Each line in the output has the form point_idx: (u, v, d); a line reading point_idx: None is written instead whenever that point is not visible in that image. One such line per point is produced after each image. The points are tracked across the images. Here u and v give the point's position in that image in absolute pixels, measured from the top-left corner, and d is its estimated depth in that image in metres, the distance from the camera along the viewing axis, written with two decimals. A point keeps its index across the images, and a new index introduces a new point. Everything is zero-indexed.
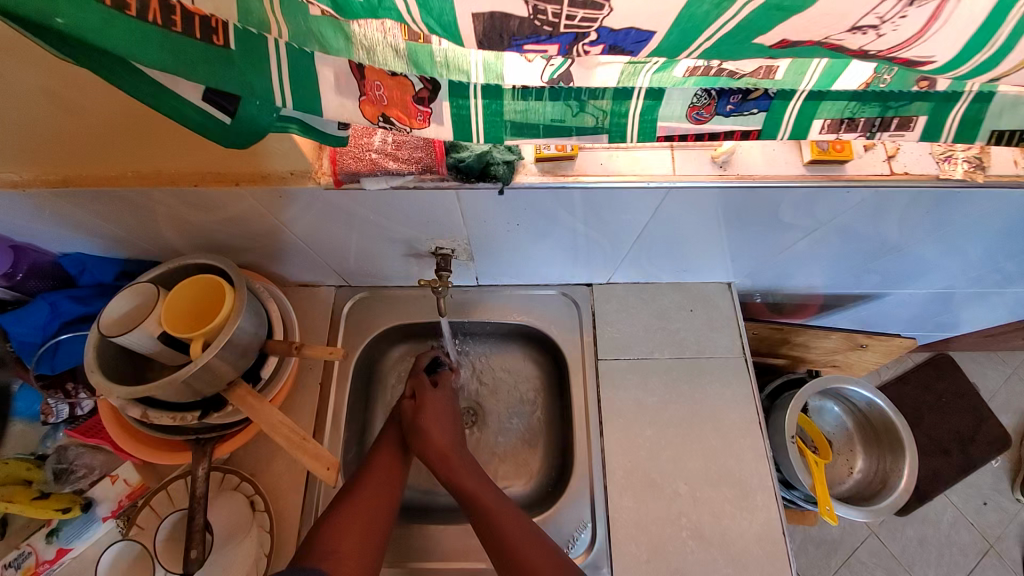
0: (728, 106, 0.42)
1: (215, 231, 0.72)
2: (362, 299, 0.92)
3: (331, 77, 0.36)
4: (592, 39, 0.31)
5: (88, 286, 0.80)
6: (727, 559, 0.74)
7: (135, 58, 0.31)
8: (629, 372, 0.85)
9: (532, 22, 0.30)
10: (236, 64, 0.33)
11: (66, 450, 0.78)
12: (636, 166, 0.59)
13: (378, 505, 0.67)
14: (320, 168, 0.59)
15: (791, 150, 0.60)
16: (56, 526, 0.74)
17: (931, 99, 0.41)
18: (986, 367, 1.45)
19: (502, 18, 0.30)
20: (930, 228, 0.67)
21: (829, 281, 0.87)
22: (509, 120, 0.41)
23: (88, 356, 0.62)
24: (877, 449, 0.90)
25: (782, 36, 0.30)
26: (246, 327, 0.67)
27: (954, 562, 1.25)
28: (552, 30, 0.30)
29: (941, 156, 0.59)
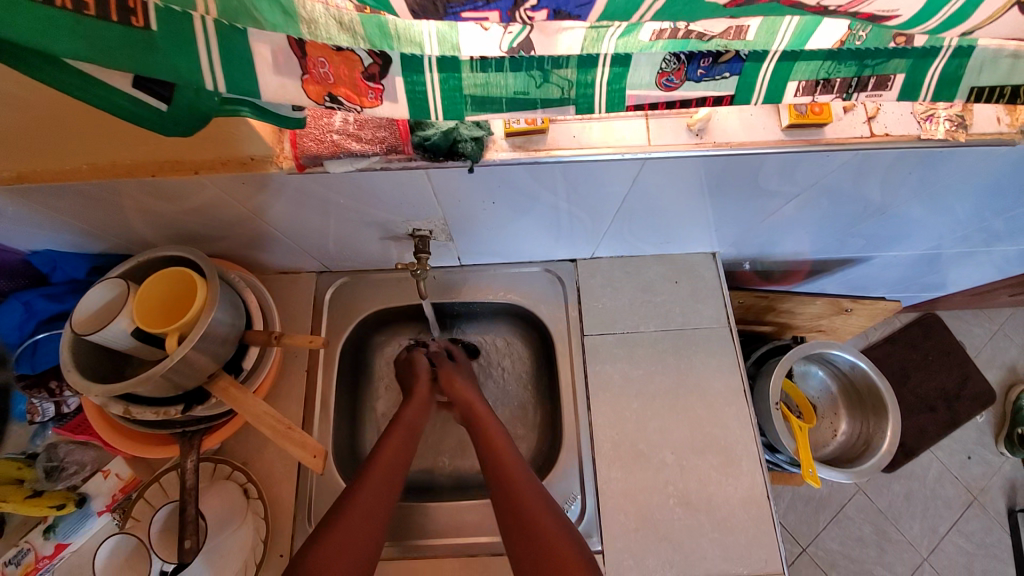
0: (699, 71, 0.40)
1: (184, 221, 0.70)
2: (344, 284, 0.91)
3: (269, 56, 0.34)
4: (533, 4, 0.30)
5: (62, 283, 0.77)
6: (714, 524, 0.76)
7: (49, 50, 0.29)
8: (616, 346, 0.85)
9: None
10: (159, 48, 0.31)
11: (56, 447, 0.77)
12: (611, 138, 0.57)
13: (376, 508, 0.64)
14: (282, 153, 0.57)
15: (769, 114, 0.58)
16: (55, 522, 0.74)
17: (909, 56, 0.39)
18: (972, 325, 1.46)
19: None
20: (916, 188, 0.66)
21: (814, 247, 0.86)
22: (469, 95, 0.39)
23: (63, 355, 0.61)
24: (860, 411, 0.92)
25: None
26: (222, 319, 0.66)
27: (938, 513, 1.29)
28: None
29: (923, 115, 0.57)
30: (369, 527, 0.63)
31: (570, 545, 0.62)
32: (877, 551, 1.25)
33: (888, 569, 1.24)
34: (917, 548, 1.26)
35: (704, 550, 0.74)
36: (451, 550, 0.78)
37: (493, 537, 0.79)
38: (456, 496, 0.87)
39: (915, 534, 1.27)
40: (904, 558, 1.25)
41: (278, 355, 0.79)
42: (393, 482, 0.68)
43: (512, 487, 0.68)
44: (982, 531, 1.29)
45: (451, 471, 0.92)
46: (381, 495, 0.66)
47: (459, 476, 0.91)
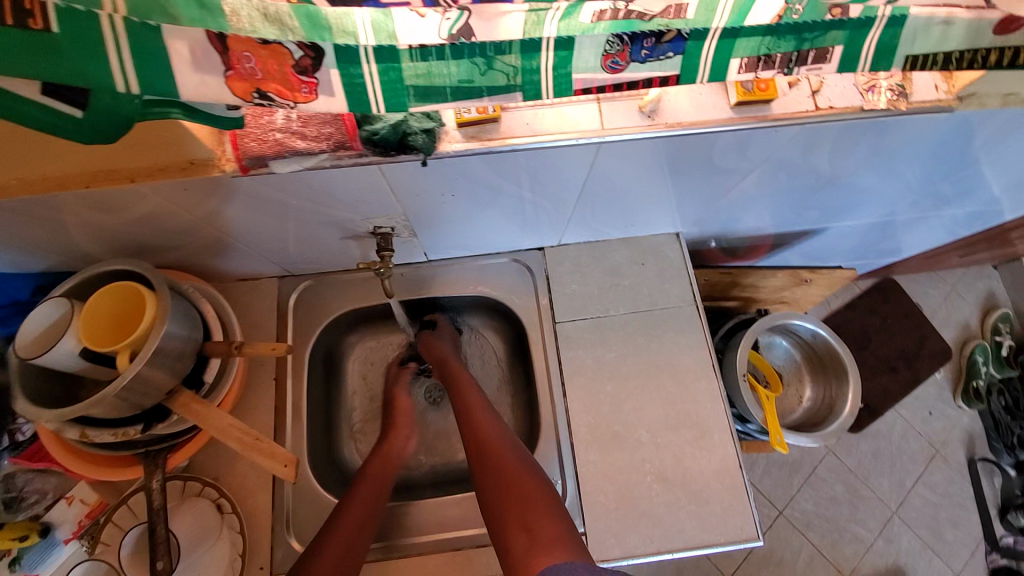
0: (643, 52, 0.40)
1: (130, 233, 0.67)
2: (308, 288, 0.88)
3: (186, 51, 0.32)
4: None
5: (5, 306, 0.73)
6: (691, 496, 0.77)
7: None
8: (588, 331, 0.86)
9: None
10: (62, 51, 0.29)
11: (13, 478, 0.72)
12: (564, 123, 0.57)
13: (369, 509, 0.68)
14: (223, 155, 0.54)
15: (717, 93, 0.58)
16: (18, 554, 0.70)
17: (846, 28, 0.40)
18: (927, 287, 1.53)
19: None
20: (865, 157, 0.68)
21: (774, 221, 0.88)
22: (411, 85, 0.38)
23: (7, 383, 0.58)
24: (824, 377, 0.95)
25: None
26: (176, 332, 0.63)
27: (904, 468, 1.36)
28: None
29: (865, 86, 0.59)
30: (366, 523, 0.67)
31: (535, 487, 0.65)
32: (849, 508, 1.31)
33: (860, 524, 1.30)
34: (886, 503, 1.32)
35: (682, 522, 0.76)
36: (434, 546, 0.78)
37: (476, 529, 0.79)
38: (438, 492, 0.87)
39: (883, 489, 1.33)
40: (874, 513, 1.31)
41: (242, 365, 0.76)
42: (383, 483, 0.73)
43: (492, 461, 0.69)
44: (944, 481, 1.36)
45: (432, 468, 0.92)
46: (372, 495, 0.70)
47: (440, 471, 0.91)
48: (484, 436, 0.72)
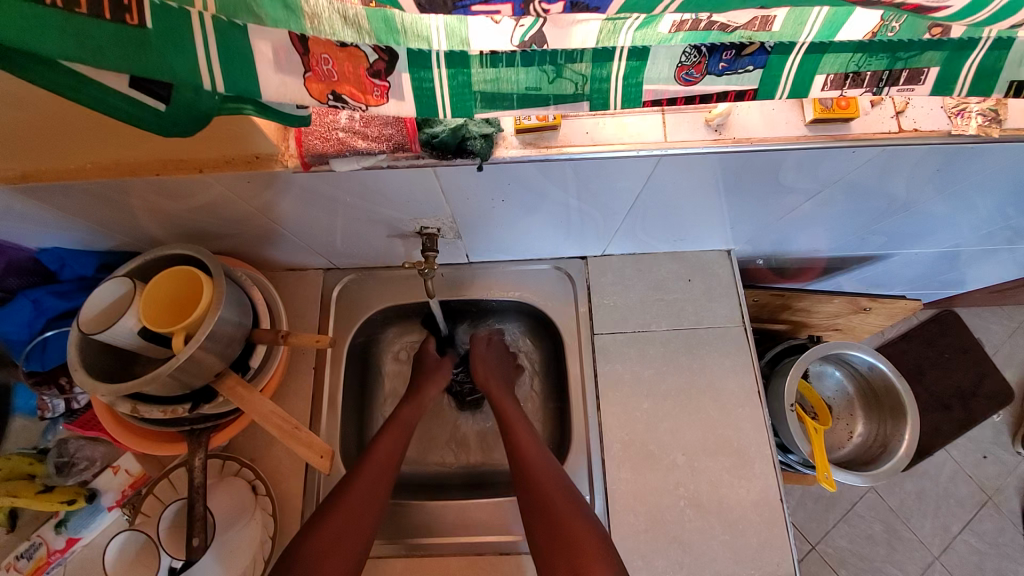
0: (721, 65, 0.38)
1: (191, 219, 0.69)
2: (351, 282, 0.90)
3: (269, 53, 0.32)
4: None
5: (71, 281, 0.77)
6: (725, 526, 0.74)
7: (34, 50, 0.28)
8: (626, 345, 0.84)
9: None
10: (153, 46, 0.29)
11: (66, 443, 0.78)
12: (625, 134, 0.55)
13: (370, 509, 0.65)
14: (286, 151, 0.55)
15: (792, 109, 0.55)
16: (66, 517, 0.74)
17: (944, 49, 0.37)
18: (991, 322, 1.42)
19: None
20: (939, 186, 0.63)
21: (832, 244, 0.84)
22: (478, 91, 0.37)
23: (70, 354, 0.61)
24: (878, 414, 0.89)
25: None
26: (229, 318, 0.65)
27: (951, 512, 1.27)
28: None
29: (953, 110, 0.54)
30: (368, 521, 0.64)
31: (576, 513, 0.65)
32: (887, 549, 1.23)
33: (899, 567, 1.22)
34: (928, 546, 1.24)
35: (714, 552, 0.73)
36: (458, 549, 0.78)
37: (502, 536, 0.78)
38: (461, 494, 0.86)
39: (927, 533, 1.25)
40: (915, 557, 1.23)
41: (286, 353, 0.78)
42: (387, 477, 0.69)
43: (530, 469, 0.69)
44: (998, 531, 1.26)
45: (455, 467, 0.92)
46: (375, 493, 0.66)
47: (467, 473, 0.91)
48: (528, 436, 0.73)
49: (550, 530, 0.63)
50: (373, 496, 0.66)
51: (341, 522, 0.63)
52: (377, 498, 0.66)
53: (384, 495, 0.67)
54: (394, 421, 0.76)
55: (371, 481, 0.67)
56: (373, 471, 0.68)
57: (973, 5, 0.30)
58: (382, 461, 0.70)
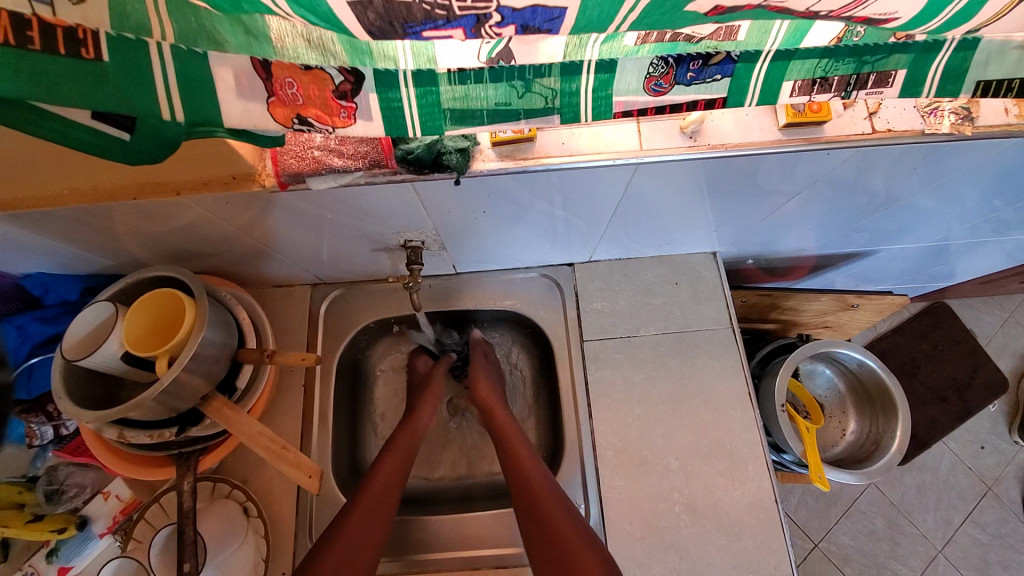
0: (689, 74, 0.38)
1: (175, 240, 0.69)
2: (340, 297, 0.90)
3: (231, 80, 0.33)
4: (497, 20, 0.30)
5: (55, 305, 0.76)
6: (722, 530, 0.74)
7: None
8: (616, 350, 0.84)
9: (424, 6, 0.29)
10: (110, 79, 0.29)
11: (55, 470, 0.76)
12: (601, 143, 0.56)
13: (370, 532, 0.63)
14: (263, 171, 0.55)
15: (765, 113, 0.56)
16: (56, 546, 0.74)
17: (910, 51, 0.37)
18: (981, 313, 1.43)
19: (388, 4, 0.28)
20: (921, 180, 0.64)
21: (819, 243, 0.84)
22: (448, 108, 0.37)
23: (53, 383, 0.60)
24: (870, 410, 0.90)
25: (714, 2, 0.29)
26: (212, 338, 0.65)
27: (951, 505, 1.27)
28: (447, 14, 0.29)
29: (926, 109, 0.55)
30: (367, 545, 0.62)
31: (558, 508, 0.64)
32: (890, 545, 1.23)
33: (902, 563, 1.22)
34: (930, 540, 1.23)
35: (711, 557, 0.73)
36: (456, 563, 0.77)
37: (497, 548, 0.78)
38: (460, 505, 0.86)
39: (928, 526, 1.25)
40: (917, 551, 1.23)
41: (273, 372, 0.78)
42: (387, 505, 0.67)
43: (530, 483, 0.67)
44: (997, 522, 1.26)
45: (450, 482, 0.91)
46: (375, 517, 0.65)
47: (460, 485, 0.90)
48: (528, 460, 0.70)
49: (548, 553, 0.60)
50: (375, 518, 0.65)
51: (348, 547, 0.61)
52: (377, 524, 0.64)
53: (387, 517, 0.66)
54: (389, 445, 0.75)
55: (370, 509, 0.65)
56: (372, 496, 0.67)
57: (926, 12, 0.30)
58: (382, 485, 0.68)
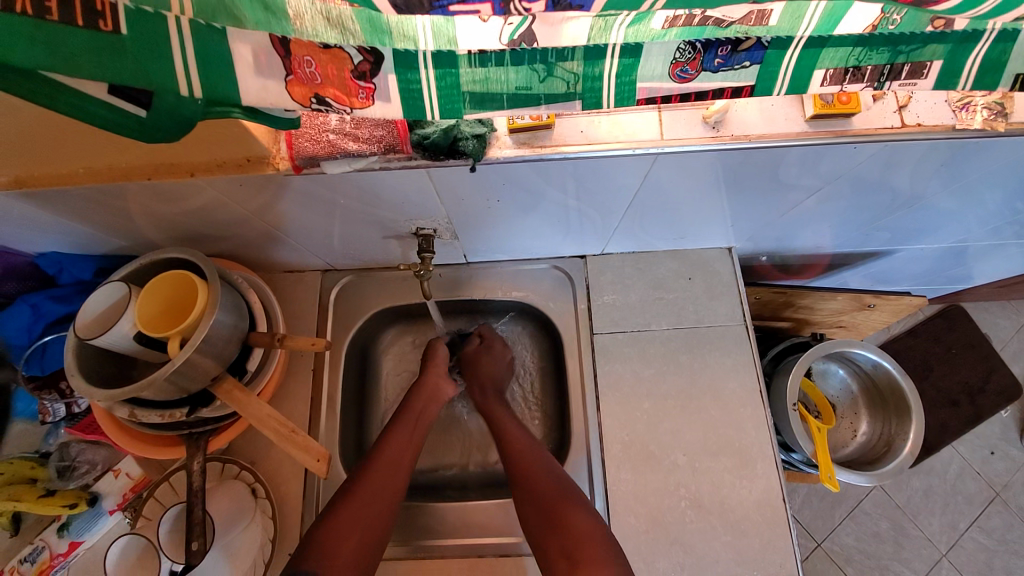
0: (717, 61, 0.37)
1: (187, 222, 0.69)
2: (350, 283, 0.90)
3: (250, 56, 0.32)
4: None
5: (69, 284, 0.77)
6: (728, 527, 0.73)
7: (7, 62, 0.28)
8: (626, 345, 0.83)
9: None
10: (128, 52, 0.29)
11: (68, 446, 0.77)
12: (620, 131, 0.55)
13: (376, 505, 0.64)
14: (277, 154, 0.55)
15: (791, 105, 0.54)
16: (67, 521, 0.74)
17: (948, 41, 0.35)
18: (999, 317, 1.40)
19: None
20: (946, 180, 0.62)
21: (836, 241, 0.82)
22: (467, 91, 0.37)
23: (68, 360, 0.60)
24: (882, 412, 0.88)
25: None
26: (224, 321, 0.65)
27: (960, 510, 1.25)
28: None
29: (958, 103, 0.53)
30: (376, 521, 0.63)
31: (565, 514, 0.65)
32: (895, 547, 1.22)
33: (908, 566, 1.21)
34: (936, 545, 1.22)
35: (716, 553, 0.73)
36: (460, 551, 0.77)
37: (500, 538, 0.78)
38: (465, 494, 0.86)
39: (936, 530, 1.23)
40: (923, 555, 1.22)
41: (283, 356, 0.78)
42: (390, 482, 0.67)
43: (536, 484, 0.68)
44: (1006, 528, 1.25)
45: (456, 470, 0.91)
46: (380, 494, 0.65)
47: (466, 474, 0.90)
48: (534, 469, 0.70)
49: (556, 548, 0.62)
50: (379, 494, 0.65)
51: (352, 538, 0.61)
52: (379, 513, 0.64)
53: (392, 495, 0.66)
54: (393, 432, 0.73)
55: (376, 484, 0.66)
56: (375, 480, 0.66)
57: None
58: (382, 473, 0.67)
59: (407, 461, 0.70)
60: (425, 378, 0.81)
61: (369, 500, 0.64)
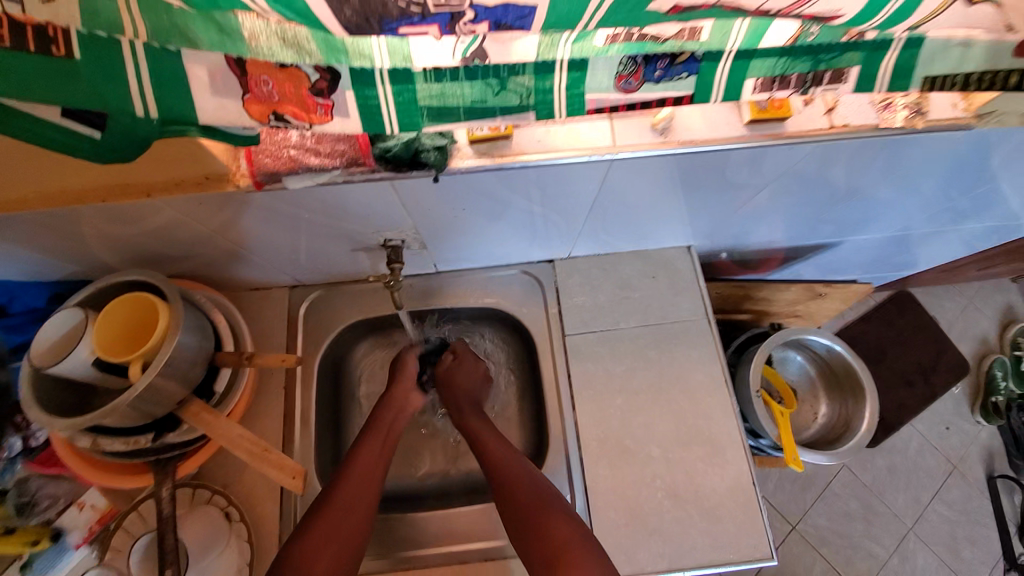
0: (657, 72, 0.40)
1: (146, 243, 0.67)
2: (318, 298, 0.89)
3: (205, 77, 0.33)
4: (470, 17, 0.31)
5: (21, 313, 0.73)
6: (703, 514, 0.76)
7: None
8: (597, 344, 0.85)
9: (400, 4, 0.30)
10: (82, 76, 0.29)
11: (26, 483, 0.73)
12: (576, 140, 0.57)
13: (352, 519, 0.64)
14: (237, 170, 0.55)
15: (731, 110, 0.58)
16: (29, 559, 0.71)
17: (862, 49, 0.39)
18: (943, 299, 1.50)
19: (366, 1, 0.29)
20: (881, 171, 0.67)
21: (787, 235, 0.87)
22: (425, 106, 0.38)
23: (24, 391, 0.58)
24: (839, 393, 0.94)
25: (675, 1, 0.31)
26: (188, 343, 0.64)
27: (919, 484, 1.33)
28: (422, 10, 0.30)
29: (881, 104, 0.58)
30: (350, 533, 0.63)
31: (557, 518, 0.65)
32: (864, 524, 1.28)
33: (876, 541, 1.27)
34: (901, 519, 1.29)
35: (694, 541, 0.75)
36: (443, 559, 0.77)
37: (483, 542, 0.78)
38: (447, 502, 0.86)
39: (899, 505, 1.30)
40: (890, 530, 1.28)
41: (253, 375, 0.77)
42: (366, 492, 0.67)
43: (516, 492, 0.68)
44: (962, 498, 1.33)
45: (436, 478, 0.91)
46: (354, 507, 0.65)
47: (447, 482, 0.91)
48: (518, 468, 0.70)
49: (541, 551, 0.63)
50: (354, 508, 0.65)
51: (326, 556, 0.60)
52: (356, 525, 0.64)
53: (367, 506, 0.66)
54: (360, 446, 0.72)
55: (349, 494, 0.66)
56: (347, 495, 0.65)
57: (869, 8, 0.32)
58: (354, 488, 0.66)
59: (381, 471, 0.70)
60: (397, 390, 0.80)
61: (343, 515, 0.64)
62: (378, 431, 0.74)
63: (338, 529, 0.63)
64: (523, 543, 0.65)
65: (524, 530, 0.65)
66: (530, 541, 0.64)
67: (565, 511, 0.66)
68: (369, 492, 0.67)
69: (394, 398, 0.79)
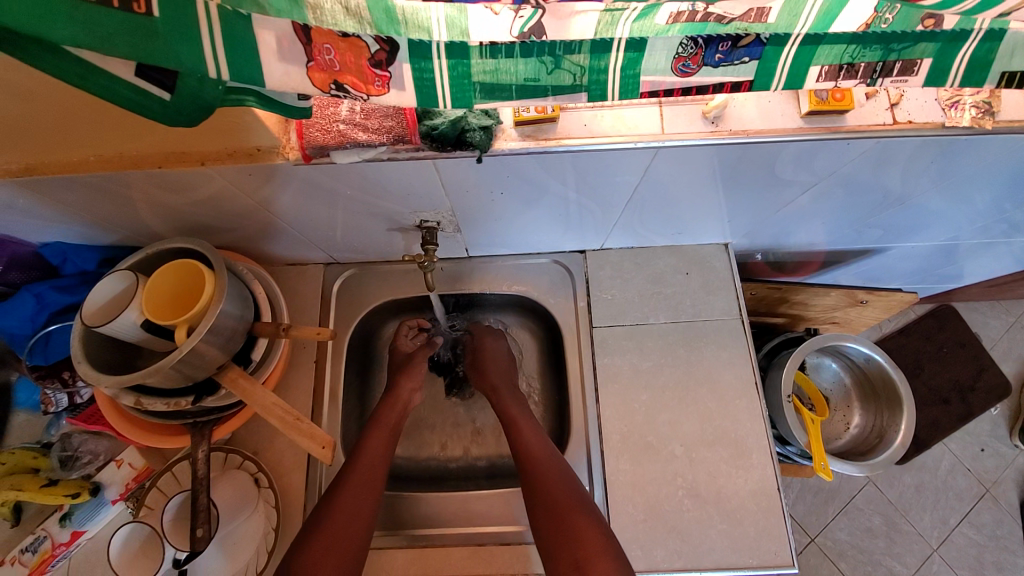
0: (717, 56, 0.38)
1: (194, 213, 0.70)
2: (352, 276, 0.91)
3: (273, 43, 0.33)
4: None
5: (73, 275, 0.77)
6: (723, 515, 0.75)
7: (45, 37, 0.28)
8: (625, 338, 0.84)
9: None
10: (159, 33, 0.30)
11: (69, 437, 0.77)
12: (623, 126, 0.56)
13: (356, 517, 0.65)
14: (287, 143, 0.56)
15: (788, 101, 0.56)
16: (69, 510, 0.74)
17: (936, 40, 0.37)
18: (988, 317, 1.43)
19: None
20: (936, 178, 0.64)
21: (830, 238, 0.84)
22: (478, 82, 0.38)
23: (74, 347, 0.61)
24: (874, 403, 0.90)
25: None
26: (230, 310, 0.66)
27: (949, 505, 1.28)
28: None
29: (948, 102, 0.55)
30: (353, 527, 0.64)
31: (590, 523, 0.65)
32: (886, 542, 1.24)
33: (898, 560, 1.23)
34: (926, 539, 1.25)
35: (712, 541, 0.74)
36: (460, 540, 0.78)
37: (498, 526, 0.79)
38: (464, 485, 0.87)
39: (925, 525, 1.26)
40: (913, 550, 1.24)
41: (287, 347, 0.79)
42: (371, 488, 0.68)
43: (547, 488, 0.68)
44: (994, 523, 1.27)
45: (455, 460, 0.93)
46: (359, 504, 0.66)
47: (465, 465, 0.92)
48: (551, 462, 0.71)
49: (568, 549, 0.63)
50: (359, 510, 0.66)
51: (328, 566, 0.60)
52: (361, 523, 0.65)
53: (372, 499, 0.68)
54: (362, 445, 0.73)
55: (354, 493, 0.67)
56: (348, 498, 0.66)
57: None
58: (354, 497, 0.66)
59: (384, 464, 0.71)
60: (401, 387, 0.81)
61: (349, 513, 0.65)
62: (384, 425, 0.76)
63: (347, 525, 0.64)
64: (546, 540, 0.66)
65: (552, 524, 0.66)
66: (555, 542, 0.65)
67: (596, 514, 0.66)
68: (370, 493, 0.68)
69: (394, 395, 0.80)
